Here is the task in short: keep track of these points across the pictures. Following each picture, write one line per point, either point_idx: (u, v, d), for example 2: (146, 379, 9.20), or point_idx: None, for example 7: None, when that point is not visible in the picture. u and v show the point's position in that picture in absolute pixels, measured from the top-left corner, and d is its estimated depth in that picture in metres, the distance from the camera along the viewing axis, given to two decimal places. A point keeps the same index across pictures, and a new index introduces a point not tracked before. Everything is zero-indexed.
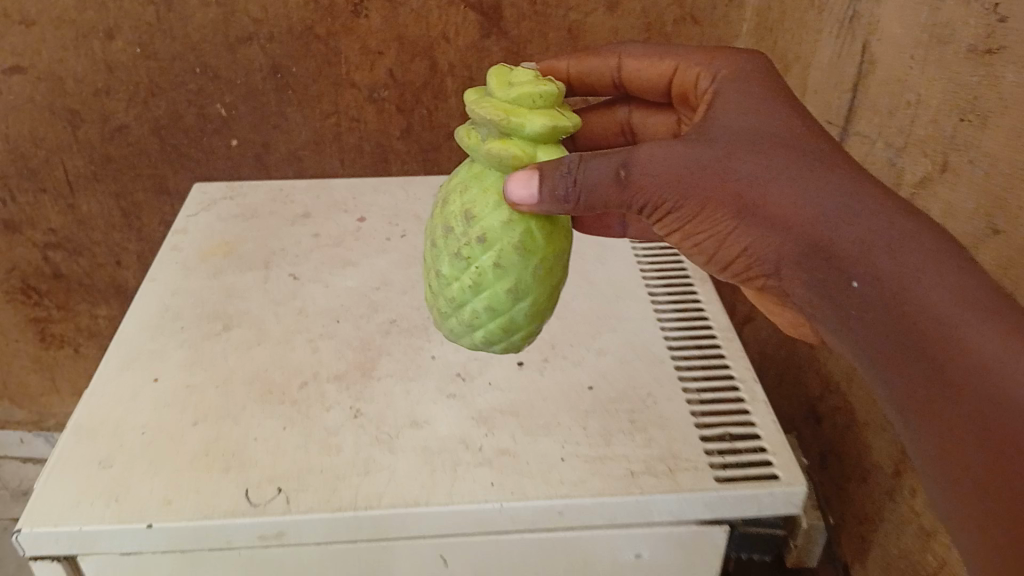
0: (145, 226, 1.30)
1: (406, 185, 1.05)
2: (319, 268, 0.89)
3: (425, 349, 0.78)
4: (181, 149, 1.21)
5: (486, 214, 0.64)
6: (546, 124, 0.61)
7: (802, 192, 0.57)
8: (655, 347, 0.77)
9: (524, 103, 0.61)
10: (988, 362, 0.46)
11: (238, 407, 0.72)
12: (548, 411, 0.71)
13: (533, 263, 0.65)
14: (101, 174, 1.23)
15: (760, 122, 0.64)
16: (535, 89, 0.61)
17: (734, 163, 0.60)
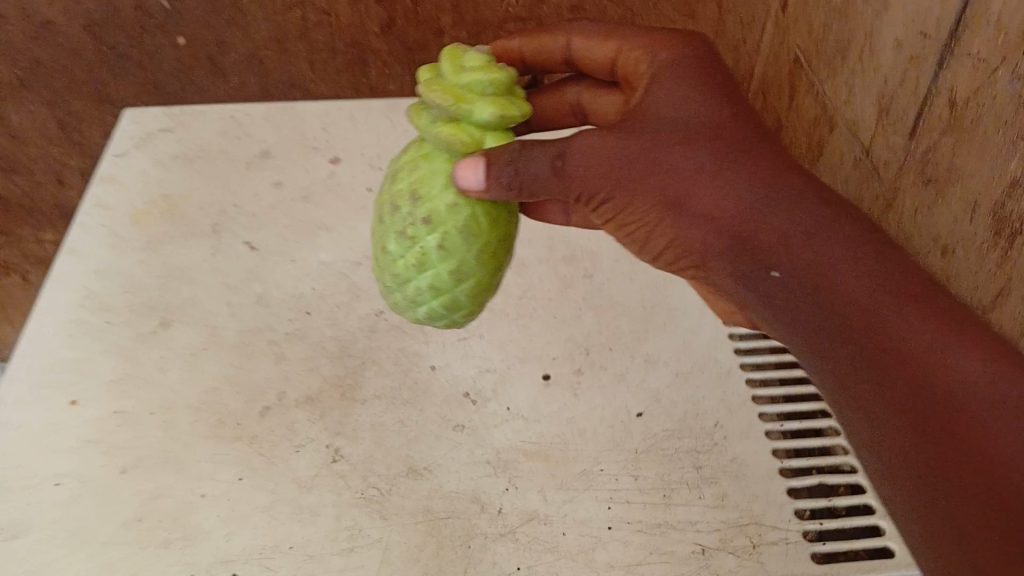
0: (88, 139, 1.03)
1: (390, 111, 0.85)
2: (283, 234, 0.70)
3: (423, 356, 0.60)
4: (121, 50, 0.94)
5: (434, 188, 0.47)
6: (498, 107, 0.46)
7: (737, 181, 0.45)
8: (722, 355, 0.60)
9: (475, 81, 0.46)
10: (987, 401, 0.38)
11: (182, 447, 0.55)
12: (586, 452, 0.54)
13: (488, 254, 0.48)
14: (30, 80, 0.95)
15: (685, 76, 0.49)
16: (490, 68, 0.47)
17: (667, 139, 0.46)
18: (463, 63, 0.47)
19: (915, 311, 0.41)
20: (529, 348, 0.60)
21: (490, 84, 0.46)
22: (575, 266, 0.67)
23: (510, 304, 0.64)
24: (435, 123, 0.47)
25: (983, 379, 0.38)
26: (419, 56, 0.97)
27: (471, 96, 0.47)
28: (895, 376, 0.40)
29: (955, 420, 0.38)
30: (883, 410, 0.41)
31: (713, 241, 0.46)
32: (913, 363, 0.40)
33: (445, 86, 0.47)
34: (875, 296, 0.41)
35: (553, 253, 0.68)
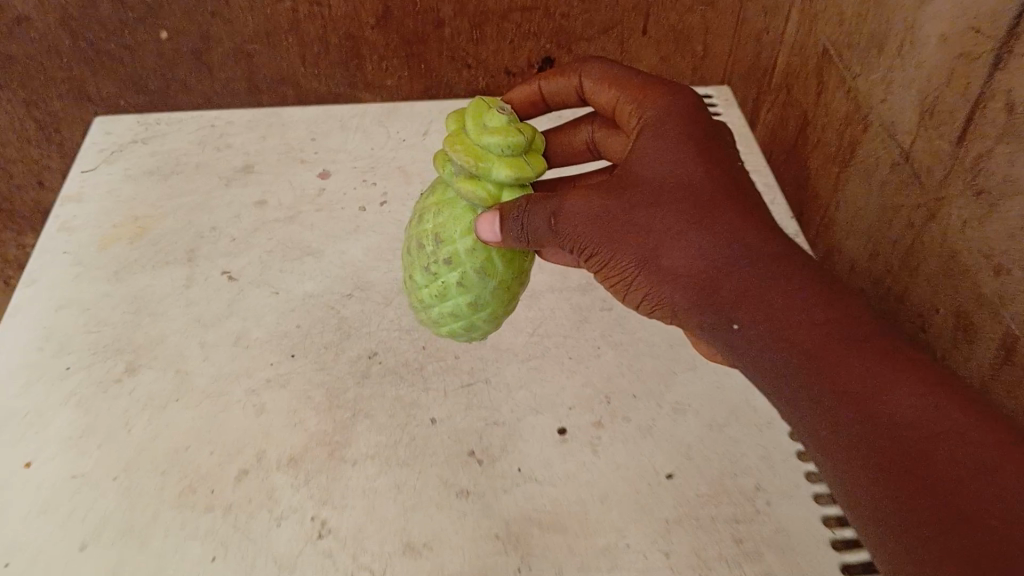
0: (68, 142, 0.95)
1: (385, 118, 0.77)
2: (266, 261, 0.63)
3: (421, 407, 0.53)
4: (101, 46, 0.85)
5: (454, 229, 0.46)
6: (516, 171, 0.44)
7: (702, 231, 0.40)
8: (761, 402, 0.53)
9: (494, 141, 0.43)
10: (982, 483, 0.30)
11: (148, 518, 0.48)
12: (608, 522, 0.47)
13: (511, 287, 0.48)
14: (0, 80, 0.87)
15: (655, 125, 0.44)
16: (511, 126, 0.44)
17: (640, 190, 0.41)
18: (484, 117, 0.44)
19: (907, 375, 0.34)
20: (542, 397, 0.54)
21: (508, 146, 0.44)
22: (591, 298, 0.60)
23: (519, 342, 0.57)
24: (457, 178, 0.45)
25: (982, 466, 0.31)
26: (418, 52, 0.89)
27: (489, 156, 0.44)
28: (863, 452, 0.34)
29: (948, 507, 0.31)
30: (866, 501, 0.33)
31: (682, 297, 0.40)
32: (899, 426, 0.33)
33: (462, 142, 0.44)
34: (858, 357, 0.35)
35: (566, 282, 0.61)
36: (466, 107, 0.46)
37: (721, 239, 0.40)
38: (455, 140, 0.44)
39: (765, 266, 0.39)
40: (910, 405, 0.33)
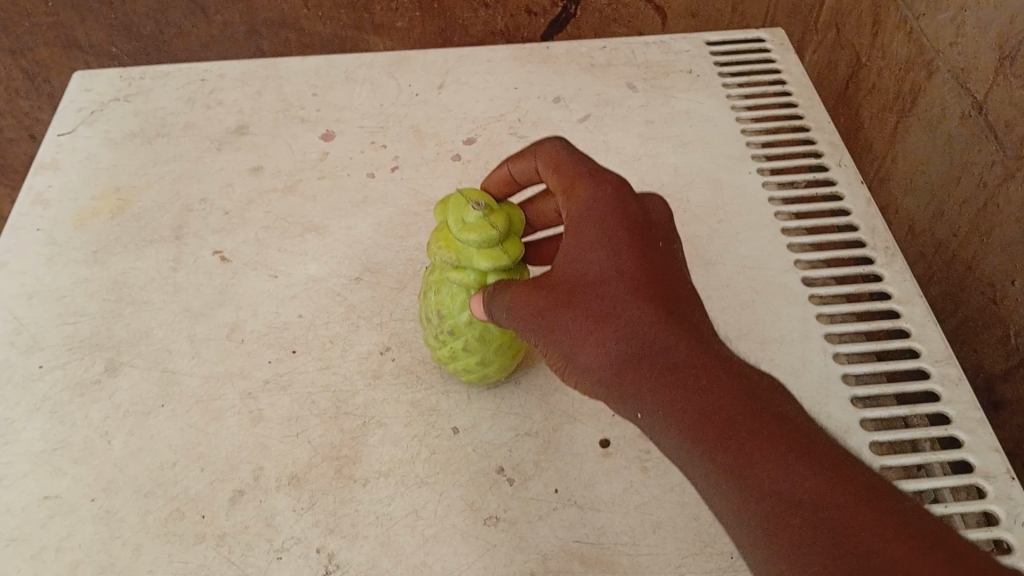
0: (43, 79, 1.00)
1: (396, 68, 0.69)
2: (262, 238, 0.56)
3: (442, 414, 0.46)
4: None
5: (447, 311, 0.45)
6: (492, 261, 0.43)
7: (641, 336, 0.37)
8: (836, 409, 0.46)
9: (469, 235, 0.43)
10: None
11: (129, 550, 0.42)
12: (662, 557, 0.40)
13: (515, 359, 0.46)
14: None
15: (584, 209, 0.40)
16: (486, 216, 0.43)
17: (581, 290, 0.38)
18: (459, 209, 0.44)
19: (805, 463, 0.33)
20: (582, 402, 0.46)
21: (484, 238, 0.43)
22: None
23: None
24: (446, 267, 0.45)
25: None
26: None
27: (466, 248, 0.43)
28: None
29: None
30: None
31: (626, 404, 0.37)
32: (808, 527, 0.31)
33: (445, 236, 0.44)
34: (758, 455, 0.33)
35: None
36: (451, 197, 0.45)
37: (642, 328, 0.37)
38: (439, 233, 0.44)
39: (683, 354, 0.36)
40: (812, 488, 0.32)
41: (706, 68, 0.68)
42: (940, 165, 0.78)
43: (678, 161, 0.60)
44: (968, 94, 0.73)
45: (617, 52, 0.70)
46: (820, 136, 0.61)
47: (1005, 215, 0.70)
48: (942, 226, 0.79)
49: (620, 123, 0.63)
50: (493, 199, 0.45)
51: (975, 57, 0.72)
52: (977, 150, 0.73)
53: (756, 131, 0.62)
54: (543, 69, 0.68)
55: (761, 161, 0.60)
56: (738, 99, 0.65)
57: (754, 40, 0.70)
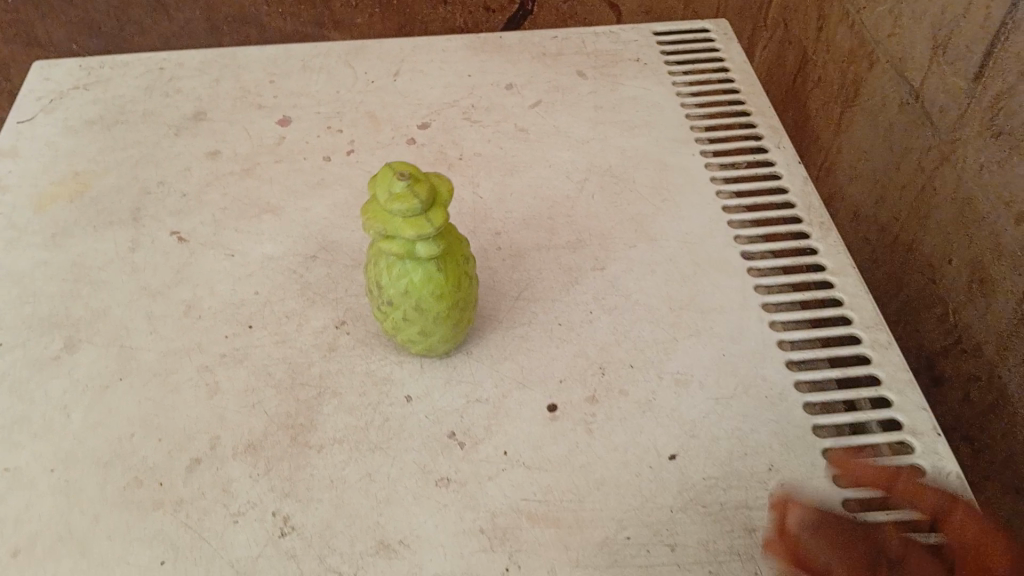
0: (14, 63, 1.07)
1: (352, 57, 0.70)
2: (220, 219, 0.57)
3: (394, 383, 0.48)
4: None
5: (386, 277, 0.45)
6: (418, 231, 0.41)
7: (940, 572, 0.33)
8: (772, 372, 0.48)
9: (395, 207, 0.41)
10: None
11: (87, 519, 0.42)
12: (607, 512, 0.42)
13: (451, 318, 0.46)
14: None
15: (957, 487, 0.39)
16: (412, 186, 0.41)
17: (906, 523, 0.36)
18: (386, 181, 0.41)
19: None
20: (530, 370, 0.48)
21: (409, 208, 0.41)
22: (581, 256, 0.54)
23: (503, 307, 0.51)
24: (377, 238, 0.43)
25: None
26: None
27: (392, 220, 0.41)
28: None
29: None
30: None
31: None
32: None
33: (374, 208, 0.42)
34: None
35: (554, 239, 0.55)
36: (379, 169, 0.43)
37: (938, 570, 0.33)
38: (368, 204, 0.42)
39: None
40: None
41: (653, 57, 0.70)
42: (882, 151, 0.81)
43: (627, 143, 0.62)
44: (905, 82, 0.77)
45: (568, 42, 0.72)
46: (760, 119, 0.63)
47: (940, 196, 0.73)
48: (884, 210, 0.82)
49: (570, 108, 0.65)
50: (419, 169, 0.42)
51: (912, 47, 0.75)
52: (915, 134, 0.76)
53: (699, 115, 0.64)
54: (496, 57, 0.70)
55: (704, 143, 0.62)
56: (683, 85, 0.67)
57: (699, 30, 0.73)
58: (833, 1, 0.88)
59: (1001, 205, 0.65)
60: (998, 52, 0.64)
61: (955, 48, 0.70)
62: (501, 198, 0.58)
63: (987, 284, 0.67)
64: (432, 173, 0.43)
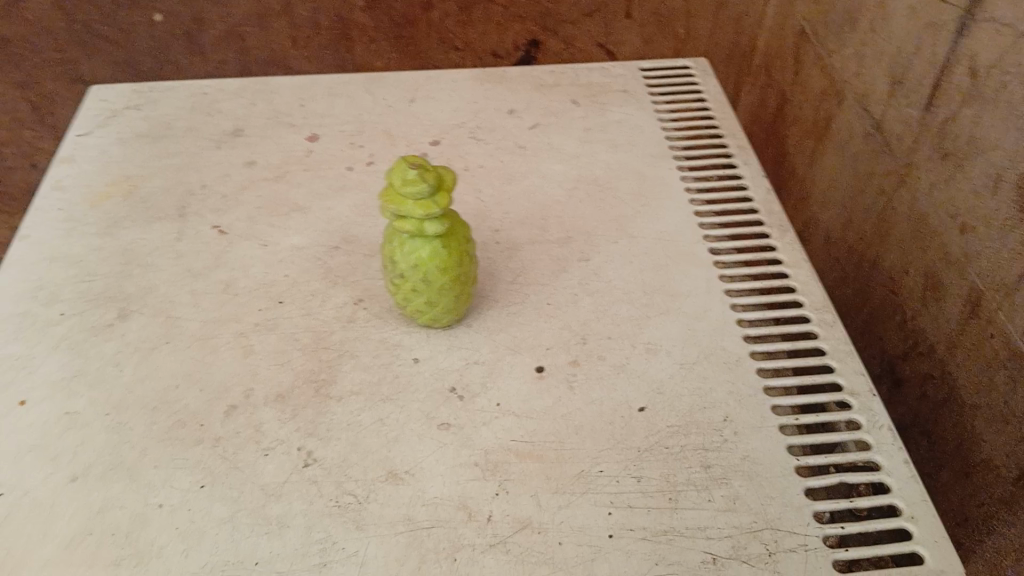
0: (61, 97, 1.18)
1: (372, 85, 0.80)
2: (255, 216, 0.65)
3: (404, 348, 0.55)
4: (93, 27, 1.11)
5: (399, 254, 0.52)
6: (427, 211, 0.49)
7: None
8: (731, 344, 0.55)
9: (407, 190, 0.49)
10: None
11: (137, 453, 0.50)
12: (584, 452, 0.49)
13: (454, 290, 0.53)
14: (22, 56, 1.13)
15: None
16: (422, 174, 0.49)
17: None
18: (399, 171, 0.49)
19: None
20: (521, 339, 0.56)
21: (418, 191, 0.49)
22: (569, 249, 0.62)
23: (499, 289, 0.59)
24: (391, 220, 0.51)
25: None
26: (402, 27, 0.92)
27: (406, 203, 0.49)
28: None
29: None
30: None
31: None
32: None
33: (389, 193, 0.50)
34: None
35: (546, 235, 0.63)
36: (392, 162, 0.51)
37: None
38: (384, 190, 0.50)
39: None
40: None
41: (638, 88, 0.79)
42: (850, 177, 0.90)
43: (612, 158, 0.71)
44: (868, 114, 0.86)
45: (563, 75, 0.81)
46: (730, 140, 0.72)
47: (898, 216, 0.81)
48: (852, 231, 0.90)
49: (563, 129, 0.74)
50: (427, 160, 0.50)
51: (873, 82, 0.84)
52: (876, 160, 0.85)
53: (676, 137, 0.73)
54: (499, 86, 0.79)
55: (679, 160, 0.70)
56: (664, 111, 0.76)
57: (680, 66, 0.82)
58: (806, 46, 0.98)
59: (948, 218, 0.73)
60: (943, 84, 0.73)
61: (908, 82, 0.78)
62: (500, 202, 0.66)
63: (938, 290, 0.75)
64: (438, 164, 0.51)
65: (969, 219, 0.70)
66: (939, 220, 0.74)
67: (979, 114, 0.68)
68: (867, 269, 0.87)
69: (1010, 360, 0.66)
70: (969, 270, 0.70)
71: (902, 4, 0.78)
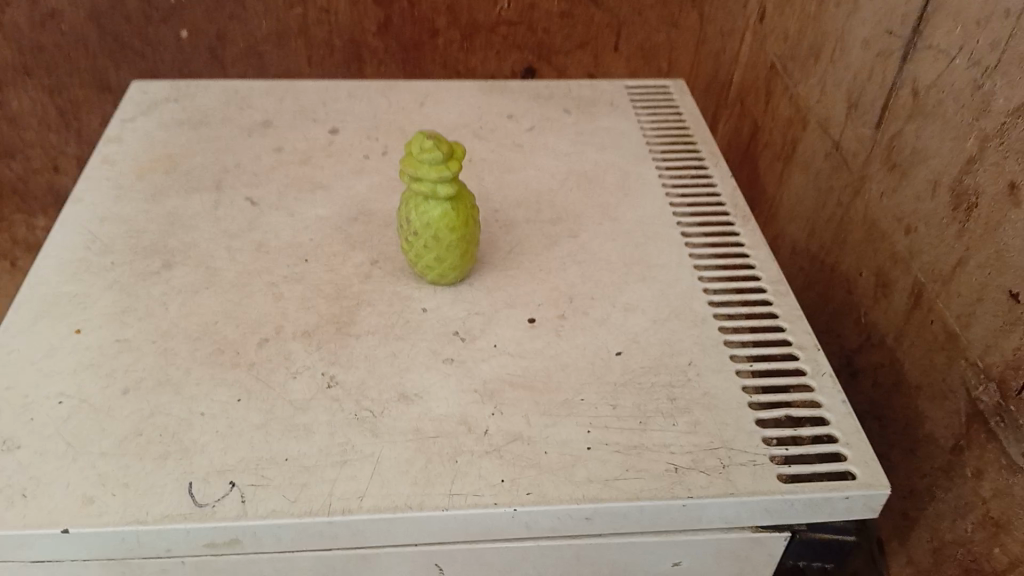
0: (82, 119, 1.26)
1: (387, 91, 0.89)
2: (284, 191, 0.74)
3: (415, 300, 0.63)
4: (123, 40, 1.19)
5: (414, 214, 0.61)
6: (440, 174, 0.58)
7: None
8: (697, 305, 0.64)
9: (424, 155, 0.58)
10: None
11: (180, 372, 0.57)
12: (569, 384, 0.57)
13: (460, 249, 0.61)
14: (38, 66, 1.20)
15: None
16: (437, 143, 0.58)
17: None
18: (417, 140, 0.58)
19: None
20: (516, 296, 0.64)
21: (433, 156, 0.58)
22: (560, 227, 0.71)
23: (498, 257, 0.68)
24: (409, 183, 0.60)
25: None
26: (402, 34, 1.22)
27: (422, 166, 0.58)
28: None
29: None
30: None
31: None
32: None
33: (408, 159, 0.59)
34: None
35: (540, 215, 0.72)
36: (411, 135, 0.60)
37: None
38: (405, 157, 0.59)
39: None
40: None
41: (624, 102, 0.89)
42: (813, 193, 0.99)
43: (599, 156, 0.80)
44: (829, 136, 0.96)
45: (558, 88, 0.91)
46: (703, 146, 0.81)
47: (854, 224, 0.90)
48: (814, 242, 0.99)
49: (558, 131, 0.84)
50: (441, 133, 0.59)
51: (833, 108, 0.95)
52: (836, 177, 0.94)
53: (656, 142, 0.82)
54: (501, 95, 0.89)
55: (659, 160, 0.80)
56: (646, 121, 0.86)
57: (662, 85, 0.92)
58: (777, 79, 1.08)
59: (895, 222, 0.83)
60: (892, 105, 0.83)
61: (863, 105, 0.89)
62: (500, 187, 0.75)
63: (887, 286, 0.84)
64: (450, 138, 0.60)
65: (912, 222, 0.79)
66: (887, 224, 0.84)
67: (920, 128, 0.78)
68: (827, 274, 0.96)
69: (945, 342, 0.74)
70: (912, 267, 0.79)
71: (859, 38, 0.89)
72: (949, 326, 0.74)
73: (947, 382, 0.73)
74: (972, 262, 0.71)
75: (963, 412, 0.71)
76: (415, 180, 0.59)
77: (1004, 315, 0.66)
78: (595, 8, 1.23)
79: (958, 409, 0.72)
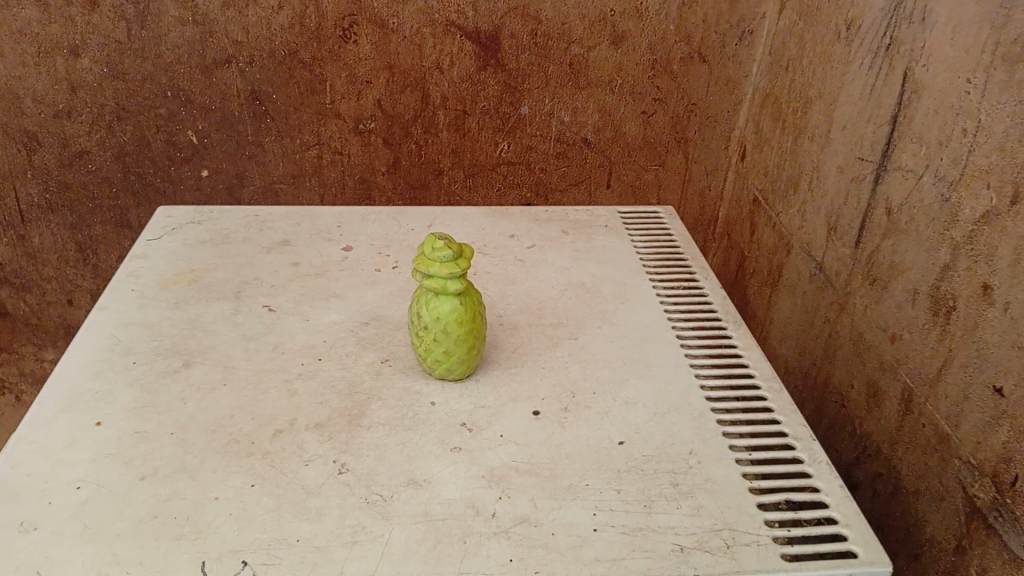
0: (100, 260, 1.25)
1: (398, 215, 0.95)
2: (300, 300, 0.78)
3: (423, 394, 0.66)
4: (147, 179, 1.20)
5: (425, 311, 0.64)
6: (450, 270, 0.62)
7: None
8: (694, 399, 0.66)
9: (436, 254, 0.62)
10: None
11: (196, 460, 0.59)
12: (573, 471, 0.59)
13: (468, 343, 0.65)
14: (57, 204, 1.20)
15: None
16: (447, 242, 0.63)
17: None
18: (429, 241, 0.63)
19: None
20: (520, 391, 0.67)
21: (444, 254, 0.62)
22: (561, 331, 0.75)
23: (503, 356, 0.71)
24: (421, 281, 0.64)
25: None
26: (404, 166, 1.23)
27: (433, 264, 0.62)
28: None
29: None
30: None
31: None
32: None
33: (420, 258, 0.63)
34: None
35: (542, 320, 0.76)
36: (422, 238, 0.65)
37: None
38: (417, 257, 0.64)
39: None
40: None
41: (618, 224, 0.94)
42: (801, 312, 1.04)
43: (596, 270, 0.85)
44: (813, 259, 1.01)
45: (556, 212, 0.97)
46: (694, 262, 0.86)
47: (842, 338, 0.94)
48: (806, 359, 1.02)
49: (557, 249, 0.89)
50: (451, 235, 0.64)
51: (815, 231, 1.01)
52: (822, 295, 0.99)
53: (649, 258, 0.87)
54: (503, 218, 0.95)
55: (652, 274, 0.84)
56: (639, 241, 0.91)
57: (652, 210, 0.98)
58: (760, 210, 1.15)
59: (880, 331, 0.86)
60: (868, 224, 0.89)
61: (842, 227, 0.95)
62: (504, 296, 0.79)
63: (878, 395, 0.86)
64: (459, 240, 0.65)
65: (897, 330, 0.83)
66: (873, 334, 0.88)
67: (895, 243, 0.84)
68: (820, 388, 0.99)
69: (938, 444, 0.76)
70: (901, 374, 0.82)
71: (834, 167, 0.96)
72: (940, 427, 0.76)
73: (944, 482, 0.75)
74: (956, 363, 0.74)
75: (962, 511, 0.72)
76: (427, 278, 0.64)
77: (991, 410, 0.69)
78: (589, 148, 1.24)
79: (957, 508, 0.73)
